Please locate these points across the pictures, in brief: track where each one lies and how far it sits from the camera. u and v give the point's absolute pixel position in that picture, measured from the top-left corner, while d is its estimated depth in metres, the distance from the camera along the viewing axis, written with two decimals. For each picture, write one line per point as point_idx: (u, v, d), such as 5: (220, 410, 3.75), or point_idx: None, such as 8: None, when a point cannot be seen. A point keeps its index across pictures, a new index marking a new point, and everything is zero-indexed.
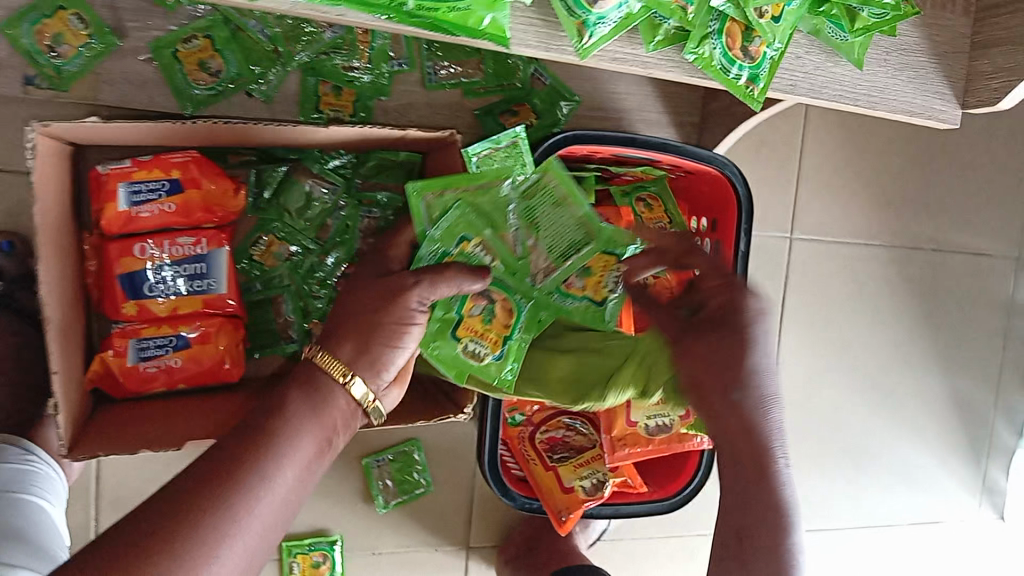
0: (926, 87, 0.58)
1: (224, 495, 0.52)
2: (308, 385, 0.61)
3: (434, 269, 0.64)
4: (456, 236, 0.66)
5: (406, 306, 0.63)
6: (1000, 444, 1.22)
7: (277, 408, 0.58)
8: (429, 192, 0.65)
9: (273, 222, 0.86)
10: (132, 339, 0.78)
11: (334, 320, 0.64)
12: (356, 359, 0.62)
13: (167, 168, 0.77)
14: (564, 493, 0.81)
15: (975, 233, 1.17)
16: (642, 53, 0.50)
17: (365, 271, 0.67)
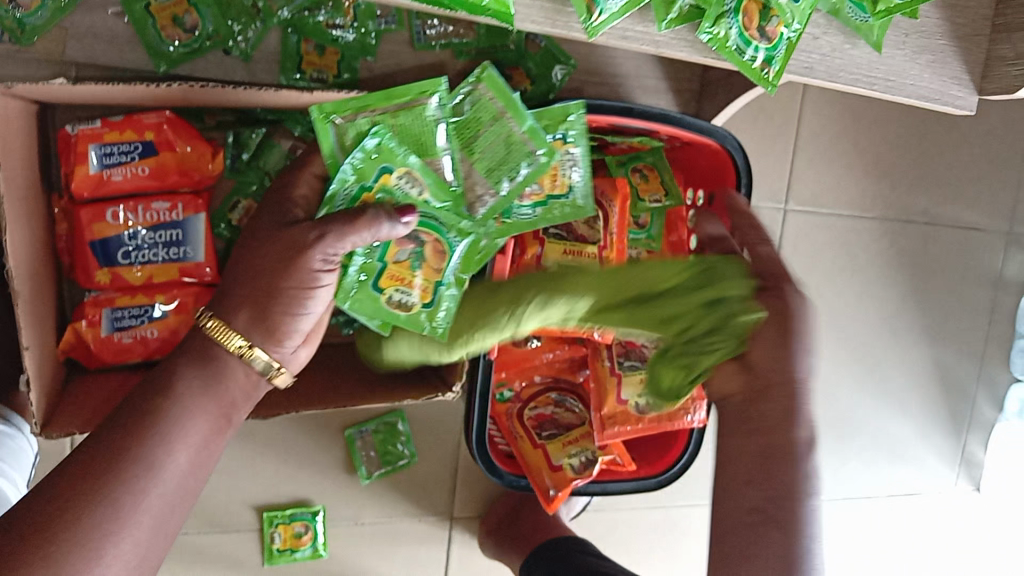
0: (943, 72, 0.59)
1: (107, 485, 0.52)
2: (203, 361, 0.59)
3: (337, 218, 0.59)
4: (378, 165, 0.61)
5: (308, 267, 0.58)
6: (981, 416, 1.23)
7: (166, 387, 0.57)
8: (340, 114, 0.60)
9: (251, 186, 0.82)
10: (105, 308, 0.76)
11: (230, 273, 0.61)
12: (252, 328, 0.59)
13: (141, 130, 0.75)
14: (553, 472, 0.80)
15: (967, 206, 1.16)
16: (652, 31, 0.51)
17: (259, 221, 0.62)
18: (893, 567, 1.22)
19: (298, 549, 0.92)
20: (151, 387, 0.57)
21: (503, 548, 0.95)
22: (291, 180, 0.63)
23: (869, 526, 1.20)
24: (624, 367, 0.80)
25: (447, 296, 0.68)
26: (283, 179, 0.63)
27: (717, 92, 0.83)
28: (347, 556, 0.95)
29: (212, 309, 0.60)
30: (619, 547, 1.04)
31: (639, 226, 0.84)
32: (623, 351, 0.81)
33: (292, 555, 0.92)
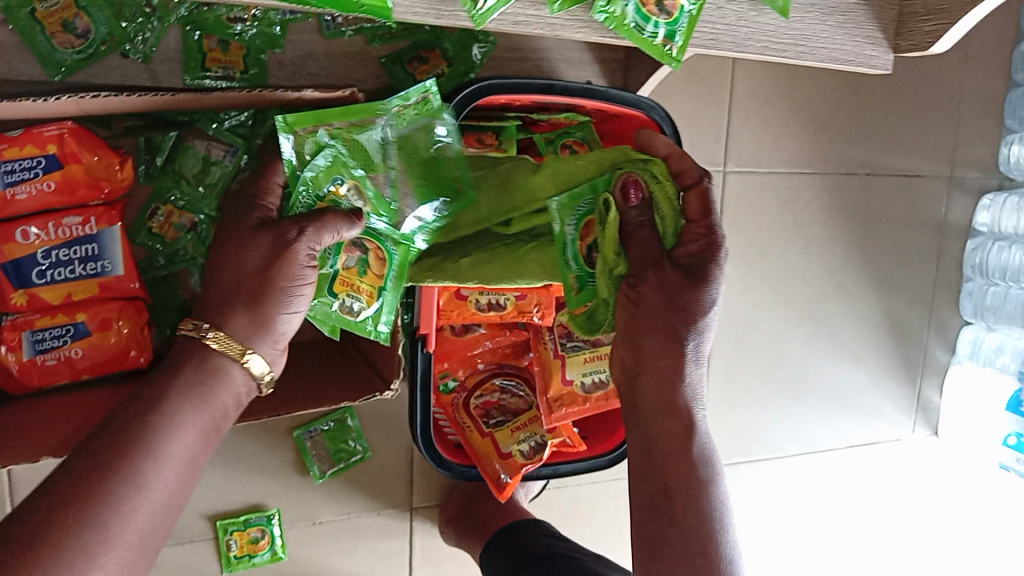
0: (856, 32, 0.58)
1: (96, 502, 0.49)
2: (194, 366, 0.57)
3: (312, 217, 0.60)
4: (330, 176, 0.63)
5: (296, 266, 0.59)
6: (932, 360, 1.25)
7: (156, 401, 0.55)
8: (304, 126, 0.62)
9: (170, 190, 0.80)
10: (24, 331, 0.74)
11: (212, 282, 0.60)
12: (250, 332, 0.59)
13: (43, 143, 0.71)
14: (502, 459, 0.79)
15: (907, 154, 1.16)
16: (545, 13, 0.49)
17: (231, 224, 0.61)
18: (858, 516, 1.24)
19: (257, 554, 0.91)
20: (145, 398, 0.55)
21: (462, 535, 0.94)
22: (257, 182, 0.63)
23: (832, 478, 1.22)
24: (568, 348, 0.79)
25: (391, 298, 0.67)
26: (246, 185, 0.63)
27: (643, 60, 0.81)
28: (308, 556, 0.94)
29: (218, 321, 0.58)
30: (583, 520, 1.04)
31: None
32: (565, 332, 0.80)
33: (251, 560, 0.91)
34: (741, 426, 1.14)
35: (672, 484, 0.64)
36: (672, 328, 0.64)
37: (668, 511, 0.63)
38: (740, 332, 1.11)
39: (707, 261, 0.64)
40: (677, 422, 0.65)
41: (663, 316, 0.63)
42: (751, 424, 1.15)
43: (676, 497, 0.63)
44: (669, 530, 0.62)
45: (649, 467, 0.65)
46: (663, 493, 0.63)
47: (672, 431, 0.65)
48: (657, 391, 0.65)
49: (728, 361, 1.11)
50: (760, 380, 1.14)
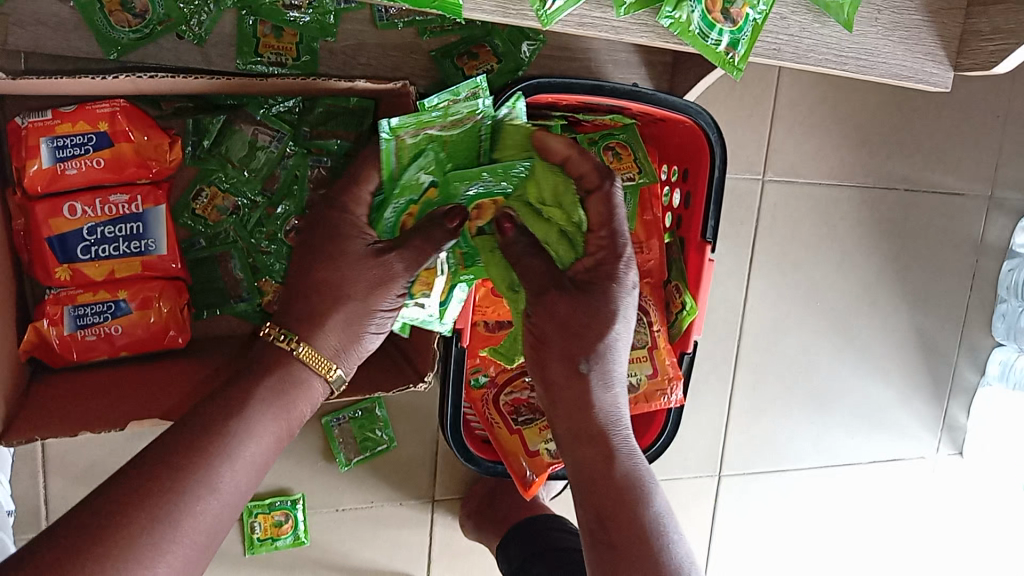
0: (918, 49, 0.57)
1: (168, 500, 0.50)
2: (279, 377, 0.59)
3: (415, 246, 0.61)
4: (425, 178, 0.64)
5: (392, 293, 0.62)
6: (961, 381, 1.23)
7: (236, 405, 0.56)
8: (407, 131, 0.60)
9: (215, 173, 0.81)
10: (66, 306, 0.75)
11: (301, 294, 0.62)
12: (341, 349, 0.62)
13: (94, 121, 0.72)
14: (529, 458, 0.79)
15: (948, 171, 1.15)
16: (609, 16, 0.50)
17: (322, 239, 0.62)
18: (876, 533, 1.23)
19: (279, 537, 0.92)
20: (220, 403, 0.56)
21: (482, 530, 0.95)
22: (345, 188, 0.63)
23: (852, 494, 1.21)
24: None
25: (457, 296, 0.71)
26: (338, 189, 0.63)
27: (691, 65, 0.81)
28: (329, 543, 0.95)
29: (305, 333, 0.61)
30: None
31: None
32: None
33: (274, 543, 0.92)
34: (764, 436, 1.13)
35: (606, 513, 0.63)
36: (572, 353, 0.64)
37: (607, 538, 0.62)
38: (770, 342, 1.10)
39: (605, 282, 0.65)
40: (597, 446, 0.65)
41: (562, 343, 0.65)
42: (775, 435, 1.14)
43: (621, 500, 0.63)
44: (608, 555, 0.61)
45: (585, 491, 0.65)
46: (597, 519, 0.63)
47: (594, 457, 0.65)
48: (579, 405, 0.65)
49: (755, 371, 1.11)
50: (786, 391, 1.13)
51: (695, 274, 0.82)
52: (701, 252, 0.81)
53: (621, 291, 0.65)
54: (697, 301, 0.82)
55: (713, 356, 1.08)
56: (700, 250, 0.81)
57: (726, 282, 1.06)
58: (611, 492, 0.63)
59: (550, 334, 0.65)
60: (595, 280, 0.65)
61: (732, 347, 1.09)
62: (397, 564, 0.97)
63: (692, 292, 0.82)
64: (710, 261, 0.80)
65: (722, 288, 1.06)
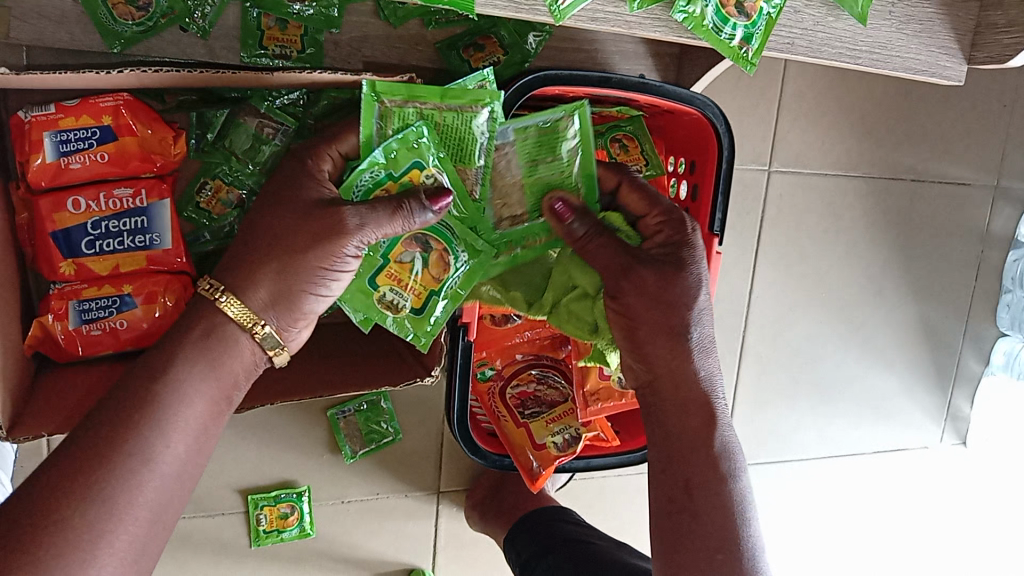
0: (932, 43, 0.57)
1: (102, 479, 0.50)
2: (205, 331, 0.57)
3: (377, 213, 0.58)
4: (410, 156, 0.61)
5: (341, 251, 0.58)
6: (965, 371, 1.24)
7: (161, 370, 0.55)
8: (391, 98, 0.59)
9: (218, 166, 0.81)
10: (71, 301, 0.74)
11: (243, 242, 0.59)
12: (270, 307, 0.58)
13: (98, 114, 0.72)
14: (534, 450, 0.78)
15: (955, 162, 1.14)
16: (621, 11, 0.49)
17: (275, 184, 0.59)
18: (884, 522, 1.24)
19: (285, 529, 0.92)
20: (149, 367, 0.55)
21: (488, 522, 0.94)
22: (314, 148, 0.60)
23: (859, 484, 1.21)
24: None
25: (441, 305, 0.67)
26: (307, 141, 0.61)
27: (698, 57, 0.80)
28: (335, 534, 0.94)
29: (238, 288, 0.58)
30: (607, 514, 1.04)
31: None
32: None
33: (280, 535, 0.92)
34: (769, 427, 1.13)
35: (690, 478, 0.64)
36: (670, 325, 0.65)
37: (687, 505, 0.63)
38: (774, 333, 1.10)
39: (676, 257, 0.65)
40: (693, 416, 0.65)
41: (654, 316, 0.64)
42: (780, 425, 1.14)
43: (699, 485, 0.63)
44: (691, 523, 0.62)
45: (669, 462, 0.65)
46: (683, 486, 0.64)
47: (678, 435, 0.66)
48: (671, 390, 0.66)
49: (761, 361, 1.11)
50: (792, 381, 1.13)
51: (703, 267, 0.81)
52: (708, 244, 0.79)
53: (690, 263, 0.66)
54: None
55: (719, 346, 1.08)
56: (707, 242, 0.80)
57: (730, 274, 1.05)
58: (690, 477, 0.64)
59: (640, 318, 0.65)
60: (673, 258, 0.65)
61: (738, 338, 1.08)
62: (403, 556, 0.97)
63: None
64: (717, 252, 0.78)
65: (726, 279, 1.06)
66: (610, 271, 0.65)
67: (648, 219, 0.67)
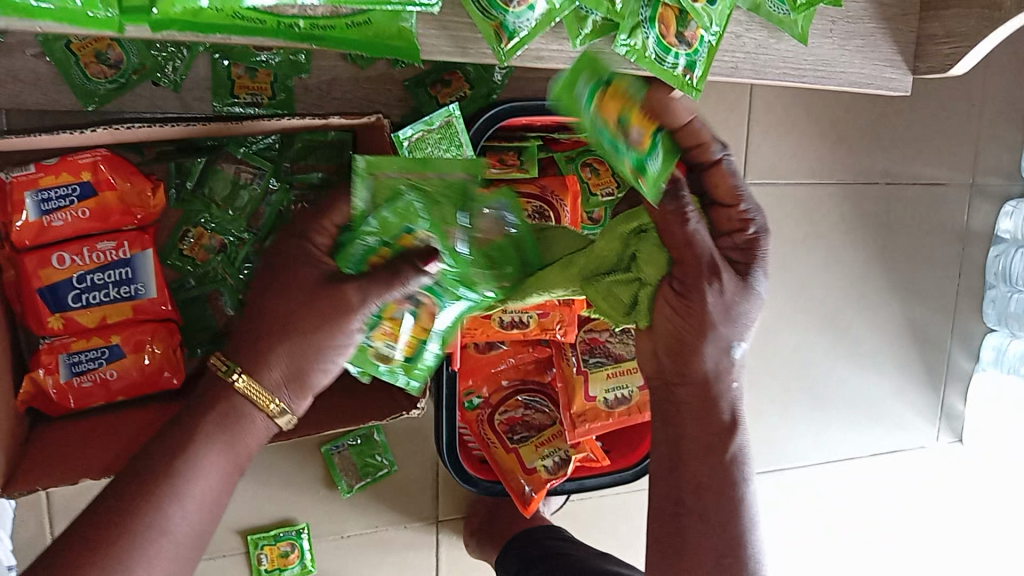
0: (871, 56, 0.60)
1: (117, 548, 0.50)
2: (223, 411, 0.56)
3: (378, 284, 0.57)
4: (400, 222, 0.57)
5: (349, 326, 0.57)
6: (955, 368, 1.25)
7: (179, 445, 0.54)
8: (381, 169, 0.57)
9: (199, 213, 0.83)
10: (60, 355, 0.75)
11: (252, 321, 0.58)
12: (282, 385, 0.57)
13: (77, 171, 0.74)
14: (525, 475, 0.79)
15: (928, 163, 1.16)
16: (566, 47, 0.54)
17: (278, 262, 0.59)
18: (886, 524, 1.24)
19: (287, 567, 0.92)
20: (170, 439, 0.55)
21: (484, 549, 0.95)
22: (311, 218, 0.60)
23: (858, 488, 1.22)
24: (590, 364, 0.80)
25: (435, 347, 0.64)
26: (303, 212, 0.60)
27: None
28: (336, 570, 0.95)
29: (249, 364, 0.57)
30: (607, 533, 1.05)
31: (592, 222, 0.83)
32: (587, 348, 0.81)
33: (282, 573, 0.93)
34: (763, 437, 1.14)
35: (700, 483, 0.62)
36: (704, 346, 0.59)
37: (693, 508, 0.62)
38: (761, 343, 1.11)
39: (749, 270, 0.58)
40: (704, 423, 0.62)
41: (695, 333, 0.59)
42: (774, 433, 1.15)
43: (702, 492, 0.62)
44: (696, 527, 0.62)
45: (675, 469, 0.63)
46: (691, 491, 0.62)
47: (688, 441, 0.63)
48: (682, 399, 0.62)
49: (751, 372, 1.12)
50: (783, 389, 1.14)
51: None
52: None
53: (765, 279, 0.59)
54: None
55: None
56: None
57: None
58: (695, 483, 0.62)
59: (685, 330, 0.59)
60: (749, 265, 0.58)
61: None
62: None
63: None
64: None
65: None
66: (692, 266, 0.56)
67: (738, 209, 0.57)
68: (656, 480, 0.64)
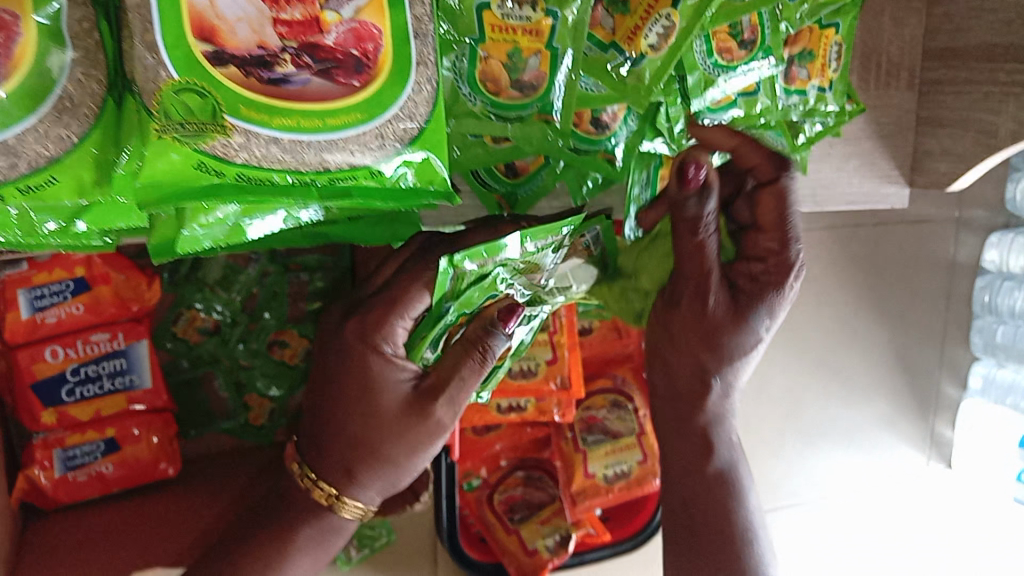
0: (845, 161, 0.69)
1: None
2: (312, 521, 0.60)
3: (462, 374, 0.57)
4: (484, 291, 0.57)
5: (435, 429, 0.58)
6: (944, 398, 1.28)
7: (274, 554, 0.59)
8: (468, 262, 0.52)
9: (192, 296, 0.81)
10: (55, 449, 0.74)
11: (335, 441, 0.58)
12: (376, 495, 0.60)
13: (70, 267, 0.72)
14: (527, 557, 0.79)
15: (917, 202, 1.17)
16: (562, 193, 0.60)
17: (354, 379, 0.57)
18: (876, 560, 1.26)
19: None
20: (262, 543, 0.59)
21: None
22: (380, 315, 0.56)
23: (850, 521, 1.23)
24: (589, 442, 0.81)
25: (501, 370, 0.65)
26: (377, 324, 0.56)
27: None
28: None
29: (328, 472, 0.59)
30: None
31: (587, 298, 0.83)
32: (586, 426, 0.82)
33: None
34: (758, 481, 1.15)
35: (687, 496, 0.71)
36: (701, 363, 0.68)
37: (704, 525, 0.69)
38: (755, 388, 1.12)
39: (762, 295, 0.67)
40: (693, 447, 0.71)
41: (698, 342, 0.67)
42: (767, 475, 1.16)
43: (699, 507, 0.70)
44: (687, 539, 0.70)
45: (683, 493, 0.71)
46: (679, 502, 0.71)
47: (692, 455, 0.71)
48: (683, 407, 0.71)
49: (745, 417, 1.12)
50: (776, 431, 1.15)
51: None
52: None
53: (783, 295, 0.67)
54: None
55: None
56: None
57: None
58: (685, 498, 0.71)
59: (685, 336, 0.67)
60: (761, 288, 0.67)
61: None
62: None
63: None
64: None
65: None
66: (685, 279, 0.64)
67: (771, 236, 0.66)
68: (665, 514, 0.72)
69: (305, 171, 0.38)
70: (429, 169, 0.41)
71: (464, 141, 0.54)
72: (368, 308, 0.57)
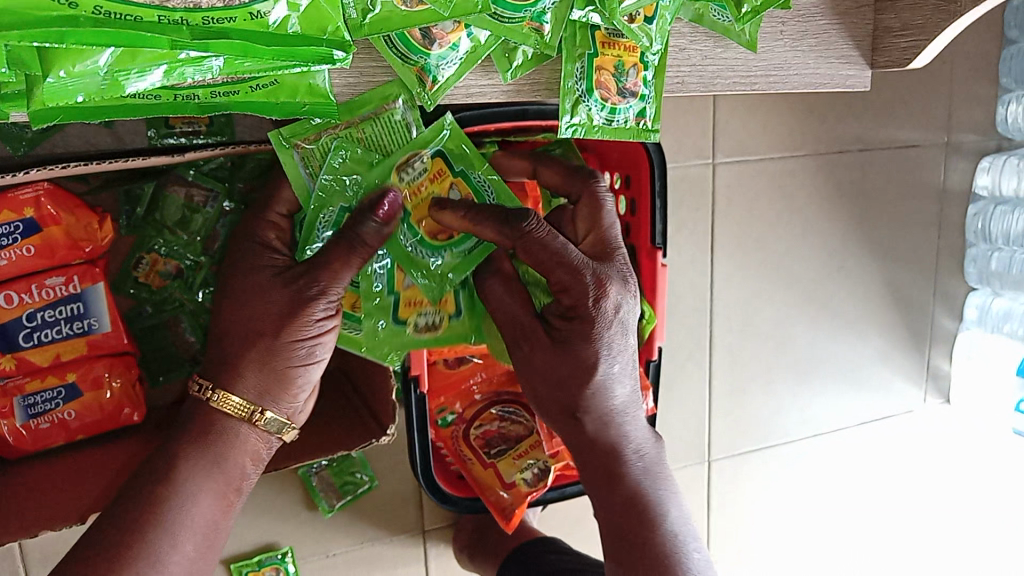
0: (823, 54, 0.61)
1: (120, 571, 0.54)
2: (208, 434, 0.59)
3: (330, 265, 0.56)
4: (343, 177, 0.57)
5: (312, 316, 0.57)
6: (940, 332, 1.24)
7: (169, 471, 0.57)
8: (302, 137, 0.56)
9: (153, 239, 0.80)
10: (15, 396, 0.73)
11: (219, 340, 0.59)
12: (262, 393, 0.59)
13: (18, 208, 0.70)
14: (506, 491, 0.78)
15: (902, 125, 1.13)
16: (495, 83, 0.52)
17: (231, 277, 0.60)
18: (874, 498, 1.26)
19: None
20: (157, 465, 0.58)
21: (476, 560, 0.96)
22: (257, 218, 0.60)
23: (846, 459, 1.22)
24: None
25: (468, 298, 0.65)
26: (246, 224, 0.61)
27: None
28: None
29: (222, 380, 0.58)
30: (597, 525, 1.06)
31: None
32: None
33: None
34: (748, 417, 1.13)
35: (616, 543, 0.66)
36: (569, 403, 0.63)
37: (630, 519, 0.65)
38: (742, 323, 1.10)
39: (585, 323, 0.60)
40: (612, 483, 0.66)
41: (551, 389, 0.63)
42: (757, 413, 1.14)
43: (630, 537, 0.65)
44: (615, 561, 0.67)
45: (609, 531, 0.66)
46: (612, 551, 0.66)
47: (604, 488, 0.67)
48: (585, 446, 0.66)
49: (732, 353, 1.10)
50: (767, 367, 1.13)
51: (648, 281, 0.78)
52: (650, 257, 0.77)
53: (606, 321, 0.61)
54: (653, 308, 0.77)
55: (688, 345, 1.07)
56: (649, 256, 0.77)
57: (687, 271, 1.04)
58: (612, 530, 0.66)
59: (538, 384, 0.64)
60: (584, 315, 0.60)
61: (706, 334, 1.08)
62: None
63: (648, 300, 0.78)
64: (659, 266, 0.77)
65: (684, 278, 1.05)
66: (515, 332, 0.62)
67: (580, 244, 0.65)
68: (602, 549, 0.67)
69: (174, 7, 0.36)
70: (317, 15, 0.39)
71: (370, 3, 0.44)
72: (242, 223, 0.62)
